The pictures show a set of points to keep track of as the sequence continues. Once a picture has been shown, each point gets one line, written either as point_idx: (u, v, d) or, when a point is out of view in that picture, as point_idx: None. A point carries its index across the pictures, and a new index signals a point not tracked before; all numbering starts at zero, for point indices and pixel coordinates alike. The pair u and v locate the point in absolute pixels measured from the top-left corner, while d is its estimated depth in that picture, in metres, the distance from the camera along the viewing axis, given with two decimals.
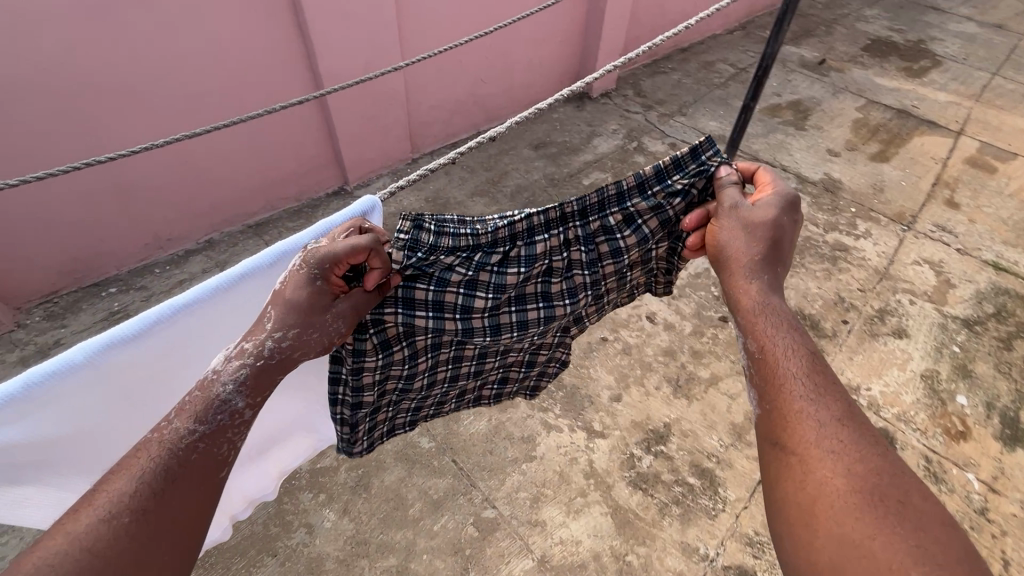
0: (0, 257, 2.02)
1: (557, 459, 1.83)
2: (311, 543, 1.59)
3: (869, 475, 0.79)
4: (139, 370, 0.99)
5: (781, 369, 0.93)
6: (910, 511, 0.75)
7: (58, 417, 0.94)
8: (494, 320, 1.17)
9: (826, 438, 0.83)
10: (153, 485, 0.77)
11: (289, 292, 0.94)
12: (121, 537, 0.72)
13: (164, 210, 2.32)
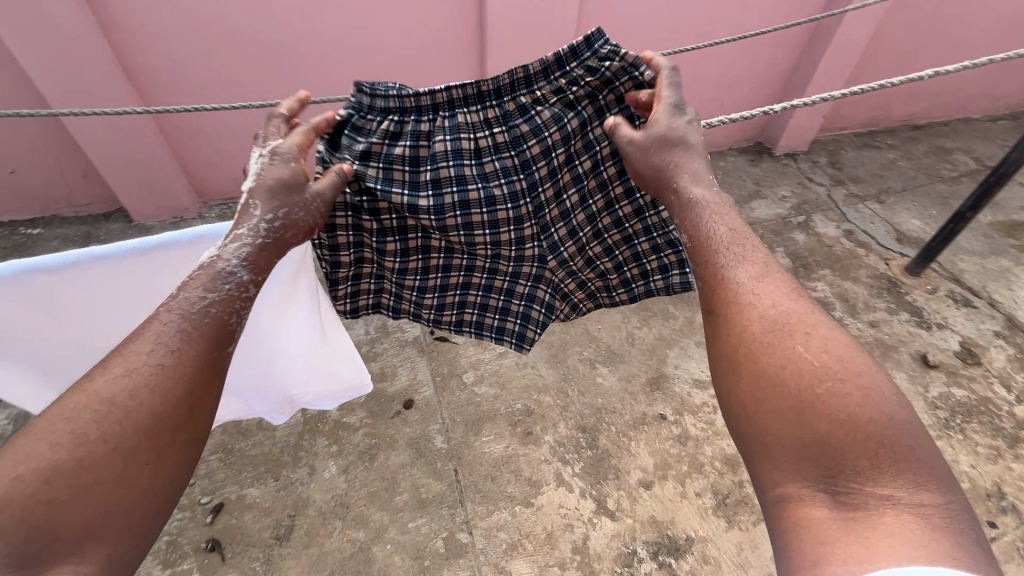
0: (203, 162, 2.52)
1: (553, 518, 1.71)
2: (306, 485, 1.73)
3: (780, 309, 0.87)
4: (56, 297, 1.14)
5: (713, 226, 1.01)
6: (815, 337, 0.83)
7: None
8: (438, 199, 1.19)
9: (744, 290, 0.91)
10: (167, 345, 0.85)
11: (270, 180, 1.05)
12: (136, 389, 0.80)
13: None
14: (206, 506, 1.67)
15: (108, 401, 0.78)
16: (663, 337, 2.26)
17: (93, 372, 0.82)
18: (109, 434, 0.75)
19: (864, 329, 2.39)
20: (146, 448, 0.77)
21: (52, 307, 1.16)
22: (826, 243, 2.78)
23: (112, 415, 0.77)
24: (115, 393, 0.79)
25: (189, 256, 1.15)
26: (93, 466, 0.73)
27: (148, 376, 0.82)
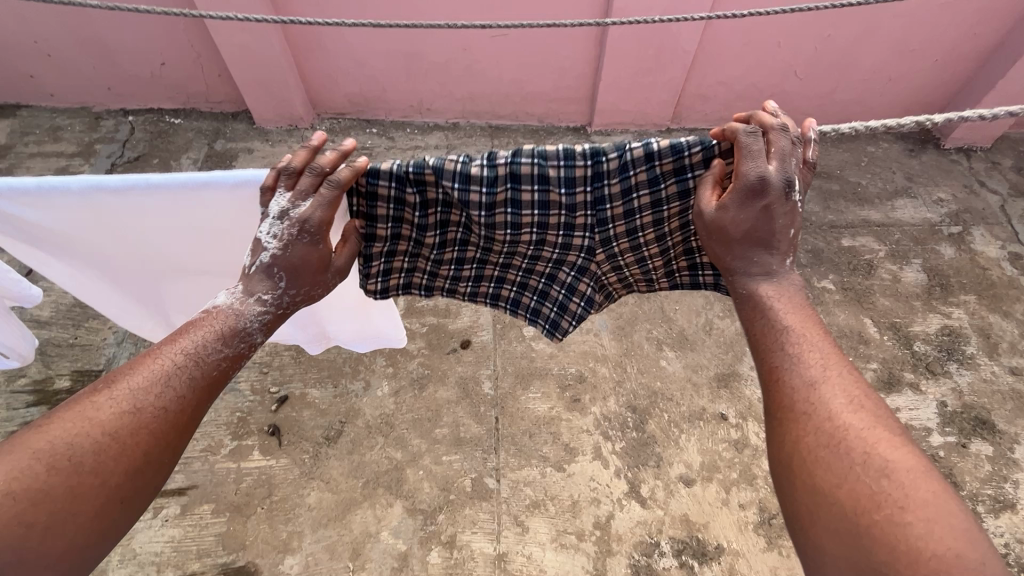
0: (319, 75, 2.61)
1: (582, 488, 1.70)
2: (360, 398, 1.86)
3: (831, 415, 0.82)
4: (120, 218, 1.11)
5: (773, 306, 0.97)
6: (872, 452, 0.77)
7: (57, 219, 1.11)
8: (489, 169, 0.98)
9: (809, 392, 0.86)
10: (175, 388, 0.88)
11: (293, 254, 0.97)
12: (138, 428, 0.82)
13: (433, 84, 2.64)
14: (274, 395, 1.85)
15: (110, 434, 0.81)
16: None
17: (100, 395, 0.84)
18: (102, 467, 0.79)
19: (1000, 375, 2.01)
20: (134, 486, 0.81)
21: (117, 226, 1.13)
22: (980, 263, 2.32)
23: (112, 448, 0.80)
24: (118, 425, 0.82)
25: (242, 197, 1.08)
26: (81, 496, 0.77)
27: (153, 416, 0.84)
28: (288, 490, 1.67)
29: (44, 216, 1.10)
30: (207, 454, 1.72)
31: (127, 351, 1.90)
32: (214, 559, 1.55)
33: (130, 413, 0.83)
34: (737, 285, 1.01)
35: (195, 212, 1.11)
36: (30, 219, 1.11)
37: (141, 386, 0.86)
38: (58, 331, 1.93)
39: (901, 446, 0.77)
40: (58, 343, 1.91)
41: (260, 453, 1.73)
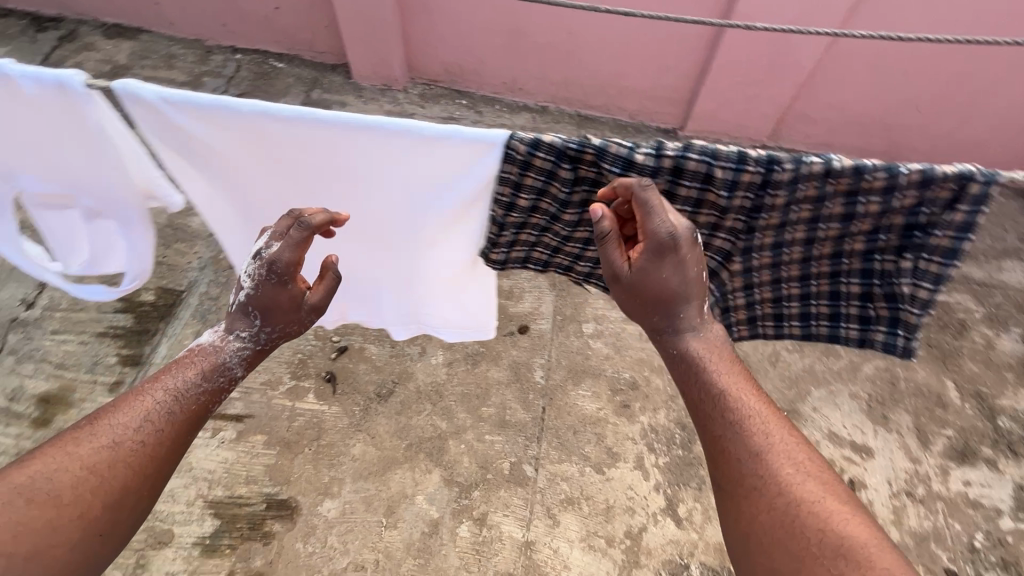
0: (420, 40, 2.61)
1: (619, 494, 1.68)
2: (414, 362, 1.89)
3: (782, 485, 0.91)
4: (282, 146, 1.01)
5: (710, 371, 1.05)
6: (820, 517, 0.86)
7: (217, 137, 1.02)
8: (656, 158, 0.88)
9: (751, 460, 0.95)
10: (154, 423, 0.99)
11: (264, 292, 1.10)
12: (115, 462, 0.93)
13: (529, 64, 2.61)
14: (335, 344, 1.90)
15: (89, 469, 0.91)
16: (812, 371, 2.02)
17: (82, 431, 0.95)
18: (81, 502, 0.88)
19: None
20: (107, 517, 0.90)
21: (274, 155, 1.04)
22: None
23: (92, 479, 0.90)
24: (98, 461, 0.92)
25: (418, 147, 0.97)
26: (58, 527, 0.85)
27: (135, 448, 0.95)
28: (336, 437, 1.72)
29: (202, 130, 1.01)
30: (266, 388, 1.79)
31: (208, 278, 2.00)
32: (259, 487, 1.62)
33: (109, 448, 0.94)
34: (670, 341, 1.09)
35: (363, 155, 1.01)
36: (189, 133, 1.01)
37: (122, 424, 0.97)
38: None
39: (845, 507, 0.88)
40: None
41: (315, 397, 1.79)
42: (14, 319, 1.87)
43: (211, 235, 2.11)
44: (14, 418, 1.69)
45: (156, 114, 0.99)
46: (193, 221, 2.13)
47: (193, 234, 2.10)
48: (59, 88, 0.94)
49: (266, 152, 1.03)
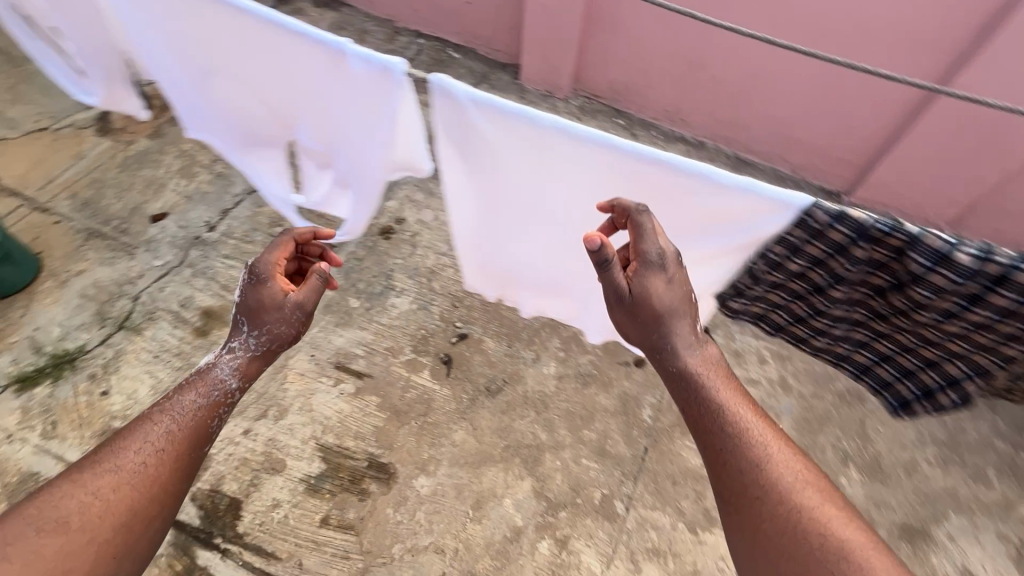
0: (595, 54, 2.62)
1: (709, 561, 1.59)
2: (527, 366, 1.90)
3: (783, 496, 1.07)
4: (559, 158, 1.13)
5: (710, 387, 1.20)
6: (819, 529, 1.02)
7: (503, 139, 1.13)
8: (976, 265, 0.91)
9: (754, 472, 1.10)
10: (154, 445, 1.14)
11: (252, 297, 1.34)
12: (119, 485, 1.07)
13: (697, 97, 2.55)
14: (456, 329, 1.96)
15: (98, 492, 1.05)
16: (954, 495, 1.79)
17: (88, 464, 1.09)
18: (89, 526, 1.01)
19: None
20: (118, 539, 1.04)
21: (547, 164, 1.15)
22: None
23: (99, 503, 1.04)
24: (107, 483, 1.07)
25: (696, 185, 1.07)
26: (71, 553, 0.98)
27: (136, 471, 1.09)
28: (441, 419, 1.77)
29: (491, 130, 1.12)
30: (388, 354, 1.89)
31: (358, 239, 2.15)
32: (365, 445, 1.70)
33: (114, 472, 1.07)
34: (671, 360, 1.23)
35: (634, 180, 1.11)
36: (479, 129, 1.13)
37: (131, 449, 1.12)
38: None
39: (839, 514, 1.05)
40: None
41: (429, 375, 1.86)
42: (196, 238, 2.12)
43: None
44: (181, 322, 1.91)
45: (456, 109, 1.11)
46: None
47: None
48: (381, 71, 1.05)
49: (543, 157, 1.14)
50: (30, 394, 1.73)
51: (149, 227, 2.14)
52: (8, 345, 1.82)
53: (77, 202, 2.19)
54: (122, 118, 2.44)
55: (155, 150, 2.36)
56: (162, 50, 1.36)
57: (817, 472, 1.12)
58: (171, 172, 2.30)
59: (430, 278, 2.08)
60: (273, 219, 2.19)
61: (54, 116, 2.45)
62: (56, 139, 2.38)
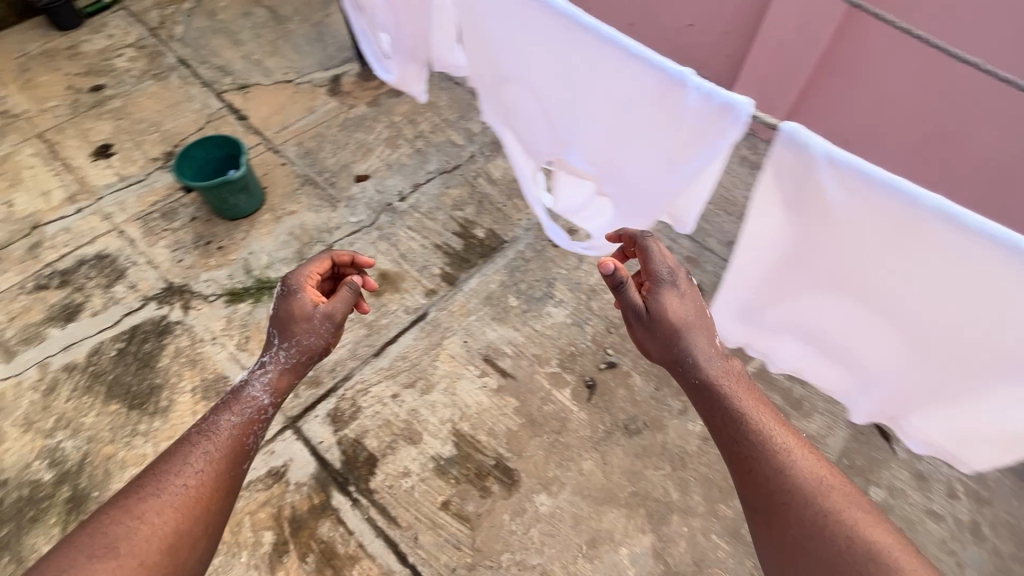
0: (811, 104, 2.28)
1: None
2: (672, 416, 1.79)
3: (812, 496, 1.07)
4: (920, 239, 1.05)
5: (731, 396, 1.23)
6: (851, 532, 1.02)
7: (852, 206, 1.09)
8: None
9: (779, 473, 1.11)
10: (195, 466, 1.15)
11: (282, 312, 1.45)
12: (165, 507, 1.07)
13: (926, 172, 2.12)
14: (606, 356, 1.90)
15: (141, 514, 1.05)
16: None
17: (129, 493, 1.09)
18: (138, 550, 1.01)
19: None
20: (164, 564, 1.03)
21: (899, 242, 1.08)
22: None
23: (145, 527, 1.04)
24: (148, 506, 1.07)
25: None
26: None
27: (180, 492, 1.10)
28: (573, 442, 1.73)
29: (846, 196, 1.08)
30: (534, 362, 1.89)
31: (529, 241, 2.18)
32: (496, 445, 1.72)
33: (156, 495, 1.08)
34: (692, 371, 1.28)
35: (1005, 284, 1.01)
36: (830, 194, 1.10)
37: (174, 471, 1.13)
38: (497, 194, 2.33)
39: (869, 516, 1.05)
40: (491, 204, 2.30)
41: (571, 394, 1.82)
42: (388, 204, 2.29)
43: None
44: None
45: (811, 169, 1.09)
46: None
47: None
48: (722, 109, 1.06)
49: (892, 232, 1.08)
50: (235, 307, 1.99)
51: (353, 185, 2.35)
52: (228, 260, 2.11)
53: (302, 150, 2.48)
54: (350, 84, 2.73)
55: (370, 117, 2.60)
56: (485, 53, 1.42)
57: (849, 483, 1.11)
58: (379, 140, 2.51)
59: (590, 297, 2.04)
60: (456, 202, 2.30)
61: (299, 72, 2.81)
62: (296, 92, 2.72)
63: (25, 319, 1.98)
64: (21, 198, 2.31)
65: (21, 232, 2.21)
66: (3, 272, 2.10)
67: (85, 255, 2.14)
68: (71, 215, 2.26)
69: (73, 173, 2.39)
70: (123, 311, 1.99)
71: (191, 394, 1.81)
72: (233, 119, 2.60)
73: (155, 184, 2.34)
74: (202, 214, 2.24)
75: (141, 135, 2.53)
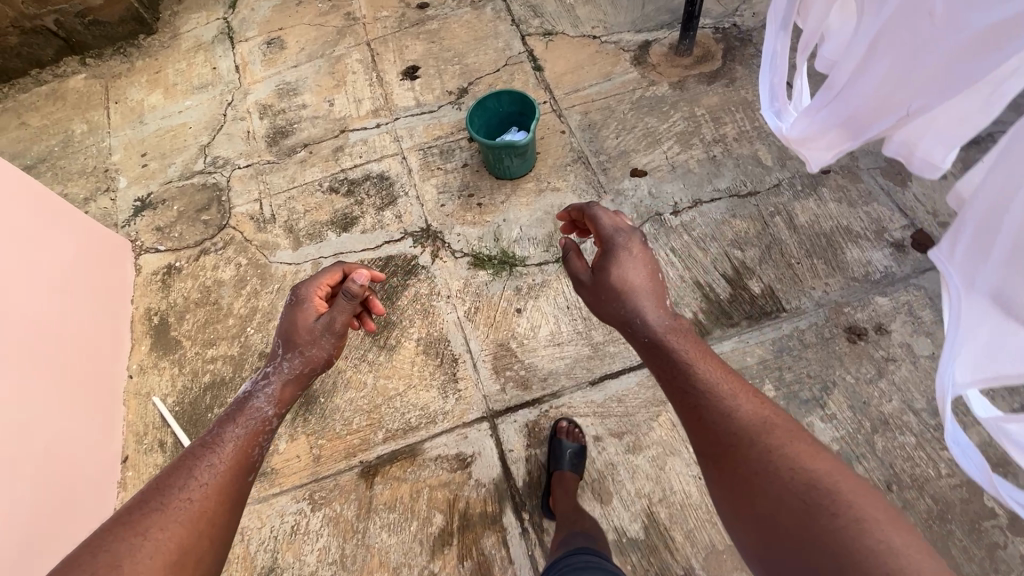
0: None
1: None
2: None
3: (750, 436, 1.03)
4: None
5: (673, 345, 1.26)
6: (787, 464, 0.96)
7: None
8: None
9: (716, 419, 1.08)
10: (199, 480, 1.21)
11: (291, 328, 1.65)
12: (169, 521, 1.10)
13: None
14: None
15: (141, 533, 1.07)
16: None
17: (127, 516, 1.10)
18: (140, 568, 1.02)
19: None
20: None
21: None
22: None
23: (149, 545, 1.05)
24: (149, 525, 1.08)
25: None
26: None
27: (185, 509, 1.14)
28: None
29: None
30: None
31: (816, 321, 1.71)
32: (690, 554, 1.46)
33: (159, 510, 1.11)
34: (645, 332, 1.32)
35: None
36: None
37: (179, 485, 1.17)
38: (793, 244, 1.85)
39: (803, 444, 0.99)
40: (782, 254, 1.84)
41: None
42: (658, 213, 1.99)
43: (853, 281, 1.76)
44: None
45: None
46: (849, 254, 1.81)
47: (840, 266, 1.79)
48: None
49: None
50: (475, 273, 1.97)
51: (626, 179, 2.09)
52: (483, 221, 2.08)
53: (585, 121, 2.27)
54: (659, 55, 2.38)
55: (670, 101, 2.25)
56: None
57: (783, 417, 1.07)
58: (671, 131, 2.17)
59: (876, 429, 1.54)
60: (738, 238, 1.89)
61: (608, 28, 2.54)
62: (599, 51, 2.47)
63: (315, 215, 2.24)
64: (340, 100, 2.57)
65: (331, 133, 2.47)
66: (310, 166, 2.38)
67: (371, 172, 2.31)
68: (370, 128, 2.44)
69: (382, 88, 2.56)
70: (385, 239, 2.12)
71: (415, 344, 1.87)
72: (529, 67, 2.49)
73: (443, 120, 2.39)
74: (474, 164, 2.23)
75: (444, 64, 2.58)
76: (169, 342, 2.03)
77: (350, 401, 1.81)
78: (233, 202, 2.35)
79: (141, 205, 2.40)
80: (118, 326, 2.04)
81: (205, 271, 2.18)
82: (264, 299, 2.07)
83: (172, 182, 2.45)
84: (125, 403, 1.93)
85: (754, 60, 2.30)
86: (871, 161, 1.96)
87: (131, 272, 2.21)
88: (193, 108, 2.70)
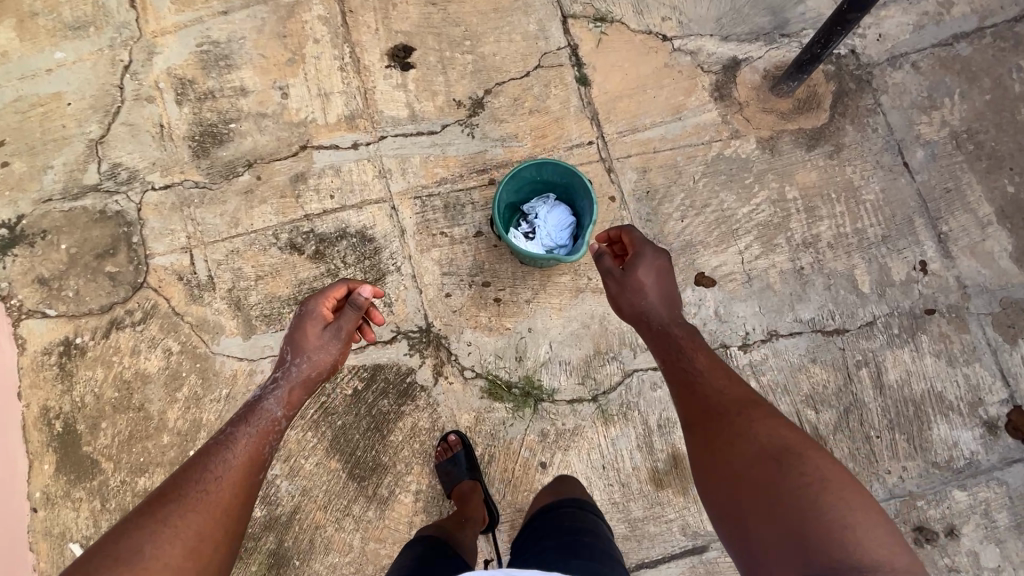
0: None
1: None
2: None
3: (730, 406, 1.06)
4: None
5: (667, 324, 1.24)
6: (759, 428, 1.00)
7: None
8: None
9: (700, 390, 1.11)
10: (215, 471, 1.04)
11: (291, 341, 1.31)
12: (189, 508, 0.96)
13: None
14: None
15: (157, 522, 0.93)
16: None
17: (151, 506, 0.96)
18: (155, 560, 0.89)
19: None
20: None
21: None
22: None
23: (170, 535, 0.92)
24: (168, 513, 0.95)
25: None
26: None
27: (201, 498, 0.99)
28: None
29: None
30: None
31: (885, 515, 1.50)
32: None
33: (185, 494, 0.98)
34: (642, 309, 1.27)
35: None
36: None
37: (199, 475, 1.03)
38: (875, 410, 1.55)
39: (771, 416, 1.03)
40: (861, 422, 1.54)
41: None
42: (723, 346, 1.59)
43: (934, 467, 1.51)
44: (646, 451, 1.54)
45: None
46: (936, 430, 1.53)
47: (923, 446, 1.52)
48: None
49: None
50: (490, 405, 1.57)
51: (689, 288, 1.63)
52: (501, 327, 1.61)
53: (641, 184, 1.71)
54: (748, 89, 1.76)
55: (755, 170, 1.70)
56: None
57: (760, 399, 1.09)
58: (751, 220, 1.67)
59: None
60: (813, 394, 1.56)
61: (684, 24, 1.81)
62: (669, 64, 1.78)
63: (270, 286, 1.66)
64: (297, 90, 1.79)
65: (287, 148, 1.75)
66: (259, 201, 1.72)
67: (347, 225, 1.70)
68: (344, 149, 1.75)
69: (360, 78, 1.80)
70: (370, 337, 1.62)
71: (412, 499, 1.53)
72: (571, 77, 1.78)
73: (449, 152, 1.73)
74: (490, 233, 1.67)
75: (450, 48, 1.81)
76: (82, 464, 1.56)
77: (332, 568, 1.50)
78: (150, 246, 1.70)
79: (9, 237, 1.70)
80: (5, 441, 1.53)
81: (120, 358, 1.63)
82: (208, 409, 1.59)
83: (53, 201, 1.72)
84: (32, 547, 1.52)
85: (870, 118, 1.73)
86: (985, 303, 1.60)
87: (11, 350, 1.62)
88: (69, 67, 1.81)
